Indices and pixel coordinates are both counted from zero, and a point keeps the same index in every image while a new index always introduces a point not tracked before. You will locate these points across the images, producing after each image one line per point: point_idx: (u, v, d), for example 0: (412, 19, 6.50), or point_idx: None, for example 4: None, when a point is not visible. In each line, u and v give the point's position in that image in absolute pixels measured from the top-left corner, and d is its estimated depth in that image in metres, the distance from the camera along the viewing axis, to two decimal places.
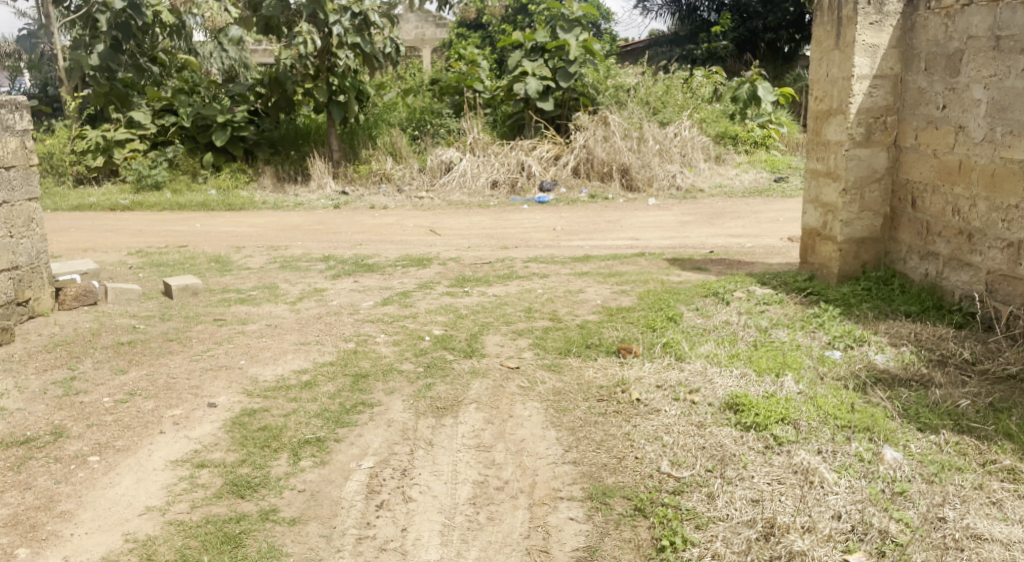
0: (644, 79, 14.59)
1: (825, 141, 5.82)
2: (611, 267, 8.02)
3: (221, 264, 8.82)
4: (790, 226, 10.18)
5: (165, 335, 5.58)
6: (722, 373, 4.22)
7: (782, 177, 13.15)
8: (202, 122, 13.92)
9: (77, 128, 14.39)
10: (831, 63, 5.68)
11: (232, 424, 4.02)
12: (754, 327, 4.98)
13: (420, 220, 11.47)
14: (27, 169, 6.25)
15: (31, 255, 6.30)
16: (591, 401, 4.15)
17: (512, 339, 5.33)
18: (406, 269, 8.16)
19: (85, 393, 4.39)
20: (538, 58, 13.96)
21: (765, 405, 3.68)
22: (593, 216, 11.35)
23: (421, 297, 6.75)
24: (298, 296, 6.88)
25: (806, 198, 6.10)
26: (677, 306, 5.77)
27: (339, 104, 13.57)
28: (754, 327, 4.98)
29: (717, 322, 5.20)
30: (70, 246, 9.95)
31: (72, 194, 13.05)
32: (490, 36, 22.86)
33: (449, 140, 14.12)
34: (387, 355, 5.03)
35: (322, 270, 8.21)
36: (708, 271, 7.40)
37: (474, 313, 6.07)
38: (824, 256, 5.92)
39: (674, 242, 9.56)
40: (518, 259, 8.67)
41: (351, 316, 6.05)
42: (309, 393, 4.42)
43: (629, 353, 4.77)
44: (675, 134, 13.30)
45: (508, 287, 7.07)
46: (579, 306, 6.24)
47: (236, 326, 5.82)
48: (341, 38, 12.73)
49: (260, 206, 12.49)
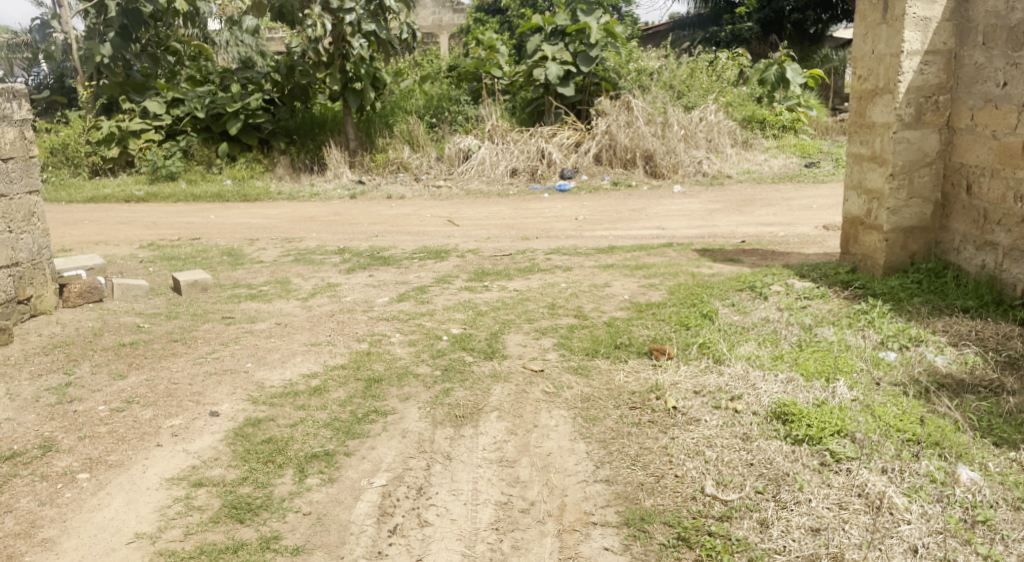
0: (668, 63, 14.14)
1: (869, 123, 5.43)
2: (638, 258, 7.67)
3: (234, 258, 8.55)
4: (824, 213, 9.78)
5: (170, 335, 5.29)
6: (765, 378, 3.87)
7: (813, 162, 12.70)
8: (215, 111, 13.64)
9: (91, 119, 14.18)
10: (877, 38, 5.29)
11: (234, 435, 3.71)
12: (798, 327, 4.66)
13: (439, 210, 11.15)
14: (27, 161, 5.97)
15: (33, 250, 6.01)
16: (623, 409, 3.83)
17: (536, 339, 5.06)
18: (423, 262, 7.86)
19: (78, 401, 4.09)
20: (558, 42, 13.52)
21: (818, 415, 3.33)
22: (616, 205, 11.00)
23: (439, 292, 6.45)
24: (311, 292, 6.58)
25: (847, 185, 5.71)
26: (711, 302, 5.50)
27: (355, 91, 13.25)
28: (797, 328, 4.65)
29: (758, 320, 4.88)
30: (82, 238, 9.73)
31: (88, 186, 12.86)
32: (509, 20, 22.46)
33: (467, 128, 13.82)
34: (403, 358, 4.73)
35: (337, 263, 7.93)
36: (741, 262, 7.04)
37: (495, 311, 5.77)
38: (868, 247, 5.53)
39: (702, 231, 9.22)
40: (540, 251, 8.33)
41: (365, 313, 5.75)
42: (319, 400, 4.11)
43: (663, 355, 4.45)
44: (700, 119, 12.91)
45: (530, 281, 6.76)
46: (605, 302, 5.97)
47: (245, 324, 5.53)
48: (356, 26, 12.47)
49: (275, 197, 12.21)
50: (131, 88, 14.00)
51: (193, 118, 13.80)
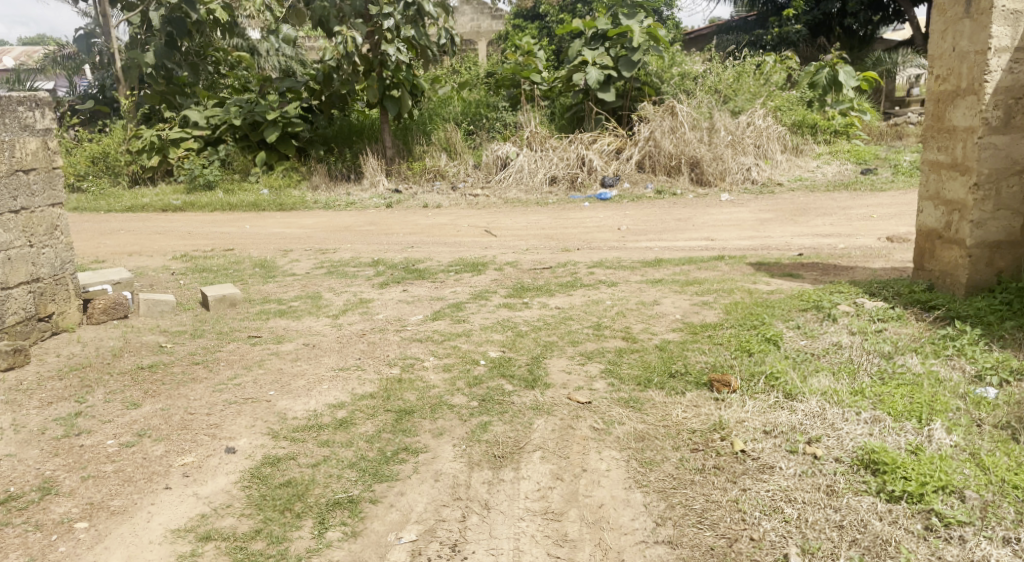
0: (713, 67, 13.76)
1: (949, 128, 5.52)
2: (688, 273, 7.25)
3: (266, 270, 8.25)
4: (884, 225, 9.36)
5: (193, 356, 4.93)
6: (846, 417, 3.63)
7: (869, 168, 12.15)
8: (253, 121, 13.36)
9: (132, 127, 14.07)
10: (958, 34, 5.37)
11: (250, 477, 3.36)
12: (883, 367, 4.23)
13: (477, 219, 10.79)
14: (50, 172, 5.67)
15: (55, 265, 5.67)
16: (682, 452, 3.50)
17: (581, 365, 4.72)
18: (459, 275, 7.52)
19: (87, 434, 3.72)
20: (599, 46, 13.08)
21: (915, 465, 3.09)
22: (661, 214, 10.55)
23: (475, 310, 6.07)
24: (342, 308, 6.23)
25: (922, 195, 5.79)
26: (773, 323, 5.29)
27: (394, 99, 12.97)
28: (876, 368, 4.23)
29: (838, 353, 4.52)
30: (115, 249, 9.52)
31: (126, 195, 12.68)
32: (548, 26, 22.06)
33: (506, 134, 13.46)
34: (436, 387, 4.34)
35: (371, 277, 7.59)
36: (801, 279, 6.70)
37: (536, 331, 5.42)
38: (948, 262, 5.58)
39: (755, 243, 8.83)
40: (583, 263, 7.93)
41: (397, 333, 5.38)
42: (344, 435, 3.74)
43: (726, 388, 4.09)
44: (748, 124, 12.41)
45: (574, 298, 6.37)
46: (655, 323, 5.61)
47: (271, 345, 5.18)
48: (394, 32, 12.25)
49: (311, 206, 11.96)
50: (172, 94, 14.07)
51: (231, 126, 13.57)
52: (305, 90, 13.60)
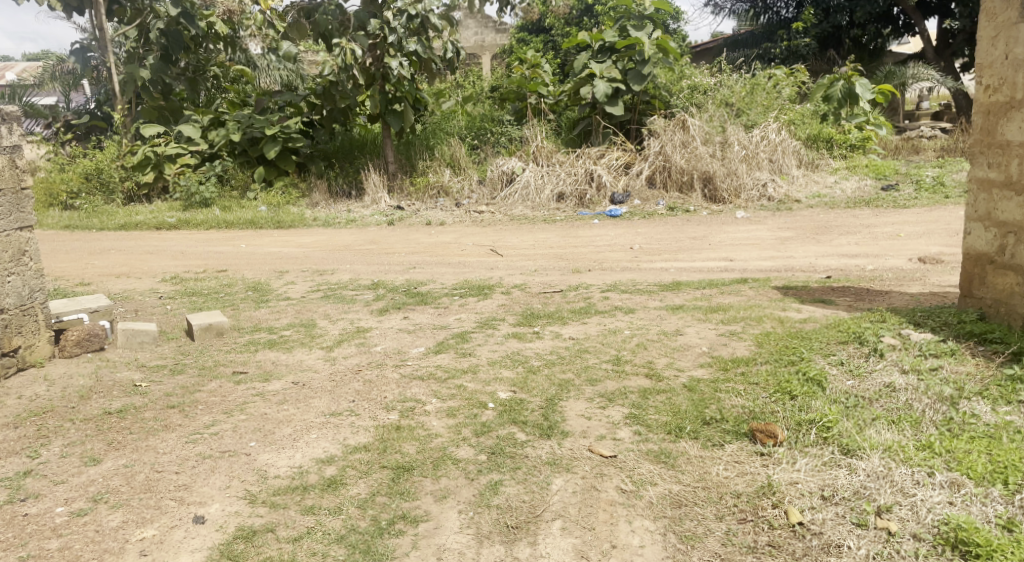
0: (724, 79, 13.19)
1: (1003, 142, 5.06)
2: (710, 298, 6.75)
3: (259, 293, 7.74)
4: (912, 245, 8.89)
5: (169, 397, 4.40)
6: (918, 480, 3.24)
7: (890, 184, 11.65)
8: (251, 136, 12.96)
9: (127, 143, 13.56)
10: (1013, 40, 4.91)
11: (220, 557, 2.93)
12: (944, 427, 3.83)
13: (482, 237, 10.30)
14: (17, 193, 5.16)
15: (21, 294, 5.16)
16: (731, 523, 3.17)
17: (601, 410, 4.20)
18: (464, 300, 7.03)
19: (33, 500, 3.25)
20: (607, 58, 12.62)
21: (1016, 550, 2.85)
22: (675, 232, 10.07)
23: (482, 341, 5.55)
24: (338, 339, 5.71)
25: (970, 215, 5.32)
26: (812, 358, 4.85)
27: (395, 113, 12.55)
28: (939, 428, 3.79)
29: (897, 401, 4.07)
30: (103, 270, 9.02)
31: (119, 213, 12.22)
32: (553, 39, 21.70)
33: (511, 149, 13.03)
34: (440, 436, 3.83)
35: (369, 302, 7.08)
36: (834, 306, 6.25)
37: (550, 366, 4.91)
38: (1001, 289, 5.15)
39: (777, 264, 8.35)
40: (596, 286, 7.43)
41: (396, 370, 4.85)
42: (333, 499, 3.25)
43: (771, 440, 3.62)
44: (762, 138, 11.94)
45: (589, 327, 5.85)
46: (680, 357, 5.11)
47: (257, 384, 4.65)
48: (397, 45, 11.79)
49: (310, 224, 11.47)
50: (170, 111, 13.70)
51: (229, 141, 13.15)
52: (305, 103, 13.26)
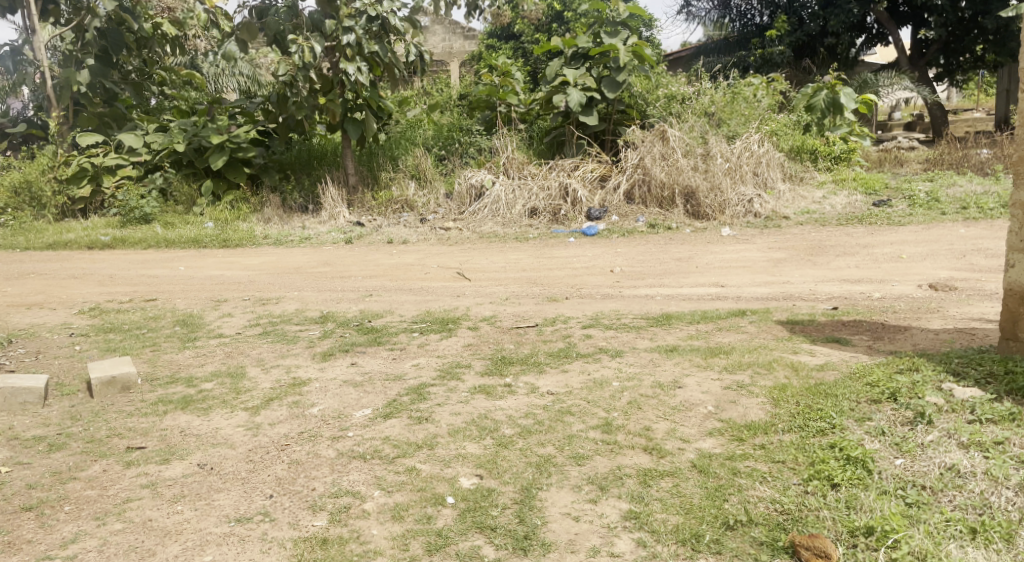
0: (704, 88, 12.37)
1: None
2: (706, 337, 5.85)
3: (188, 329, 6.72)
4: (918, 269, 8.07)
5: (30, 491, 3.46)
6: None
7: (882, 198, 10.84)
8: (198, 146, 11.85)
9: (61, 153, 12.38)
10: None
11: None
12: None
13: (447, 258, 9.32)
14: None
15: None
16: None
17: (591, 505, 3.28)
18: (424, 337, 6.08)
19: None
20: (580, 65, 11.68)
21: None
22: (658, 252, 9.18)
23: (442, 399, 4.56)
24: (268, 394, 4.73)
25: (1012, 244, 4.45)
26: (844, 423, 3.95)
27: (355, 122, 11.58)
28: None
29: (970, 494, 3.20)
30: (14, 299, 7.92)
31: (49, 229, 11.10)
32: (522, 45, 20.84)
33: (479, 160, 12.09)
34: (380, 555, 2.97)
35: (314, 341, 6.10)
36: (851, 349, 5.35)
37: (525, 436, 3.96)
38: None
39: (774, 291, 7.49)
40: (575, 319, 6.48)
41: (333, 444, 3.88)
42: None
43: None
44: (745, 149, 11.10)
45: (569, 378, 4.93)
46: (683, 420, 4.18)
47: (150, 468, 3.65)
48: (356, 48, 10.75)
49: (260, 242, 10.42)
50: (111, 119, 12.47)
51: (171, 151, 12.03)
52: (258, 112, 12.23)
